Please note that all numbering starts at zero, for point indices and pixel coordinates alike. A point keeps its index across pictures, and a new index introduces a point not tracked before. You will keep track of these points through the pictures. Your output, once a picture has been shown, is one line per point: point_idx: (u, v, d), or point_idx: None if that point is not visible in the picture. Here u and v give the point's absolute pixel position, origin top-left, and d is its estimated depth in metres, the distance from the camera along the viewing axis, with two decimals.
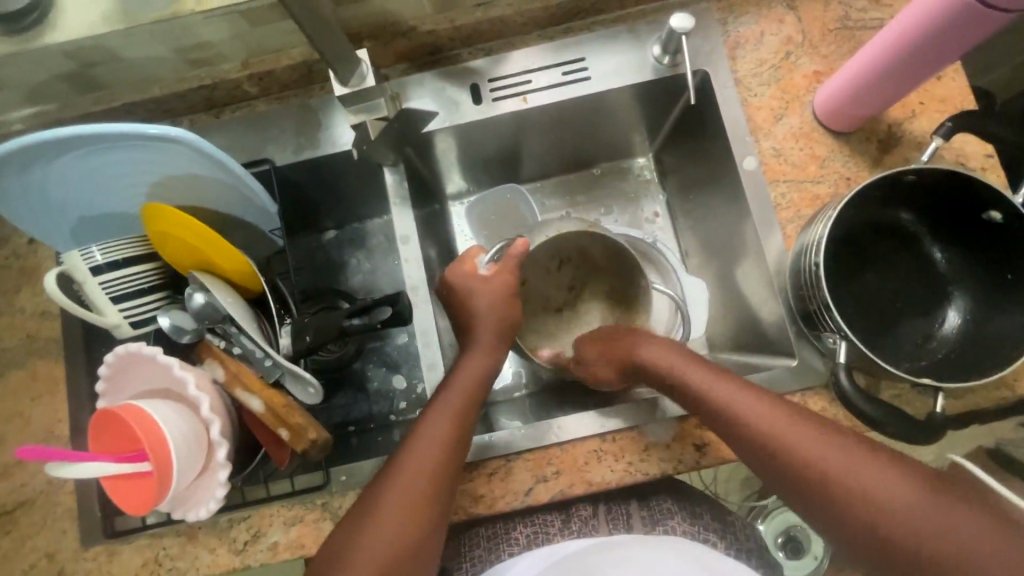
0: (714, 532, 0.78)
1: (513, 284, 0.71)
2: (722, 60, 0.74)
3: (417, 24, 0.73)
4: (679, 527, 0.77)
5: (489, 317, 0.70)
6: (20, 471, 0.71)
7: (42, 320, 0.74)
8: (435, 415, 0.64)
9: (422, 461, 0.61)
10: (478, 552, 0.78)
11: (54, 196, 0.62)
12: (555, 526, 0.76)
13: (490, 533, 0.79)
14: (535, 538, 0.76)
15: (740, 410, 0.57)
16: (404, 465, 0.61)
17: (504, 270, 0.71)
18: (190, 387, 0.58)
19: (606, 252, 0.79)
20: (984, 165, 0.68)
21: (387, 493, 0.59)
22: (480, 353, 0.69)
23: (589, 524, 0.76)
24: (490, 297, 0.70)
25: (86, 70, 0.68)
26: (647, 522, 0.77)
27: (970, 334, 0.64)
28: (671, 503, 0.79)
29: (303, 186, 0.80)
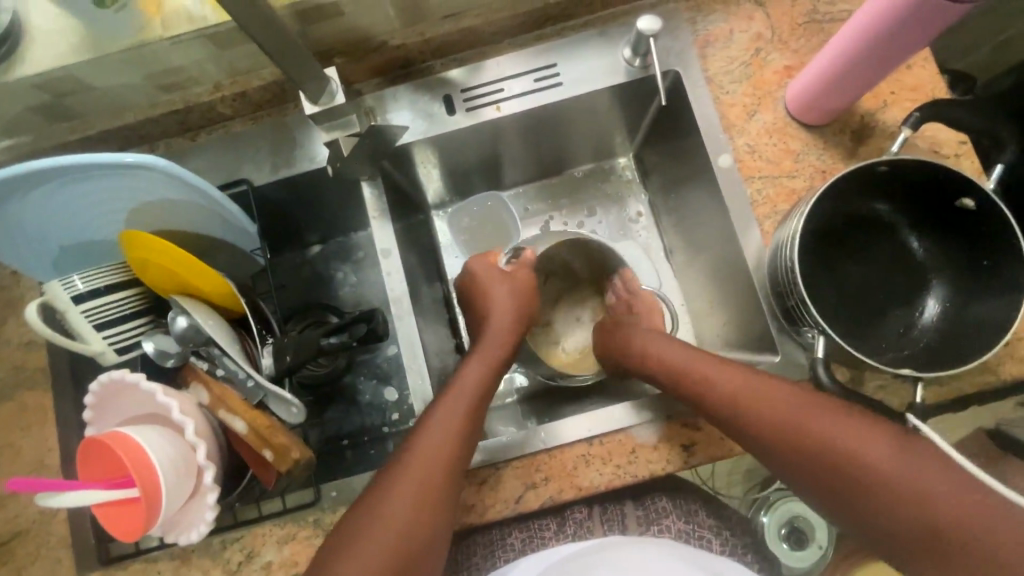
0: (708, 529, 0.80)
1: (531, 278, 0.79)
2: (693, 60, 0.74)
3: (387, 38, 0.73)
4: (673, 525, 0.79)
5: (501, 316, 0.75)
6: (12, 502, 0.71)
7: (28, 349, 0.74)
8: (443, 413, 0.65)
9: (433, 458, 0.61)
10: (475, 560, 0.78)
11: (32, 228, 0.63)
12: (550, 530, 0.77)
13: (486, 540, 0.79)
14: (530, 543, 0.77)
15: (740, 388, 0.61)
16: (409, 466, 0.62)
17: (521, 267, 0.80)
18: (175, 412, 0.58)
19: (589, 264, 0.86)
20: (958, 151, 0.68)
21: (396, 491, 0.60)
22: (497, 341, 0.73)
23: (584, 526, 0.76)
24: (505, 295, 0.76)
25: (59, 101, 0.69)
26: (642, 522, 0.78)
27: (950, 322, 0.64)
28: (666, 502, 0.80)
29: (283, 204, 0.80)
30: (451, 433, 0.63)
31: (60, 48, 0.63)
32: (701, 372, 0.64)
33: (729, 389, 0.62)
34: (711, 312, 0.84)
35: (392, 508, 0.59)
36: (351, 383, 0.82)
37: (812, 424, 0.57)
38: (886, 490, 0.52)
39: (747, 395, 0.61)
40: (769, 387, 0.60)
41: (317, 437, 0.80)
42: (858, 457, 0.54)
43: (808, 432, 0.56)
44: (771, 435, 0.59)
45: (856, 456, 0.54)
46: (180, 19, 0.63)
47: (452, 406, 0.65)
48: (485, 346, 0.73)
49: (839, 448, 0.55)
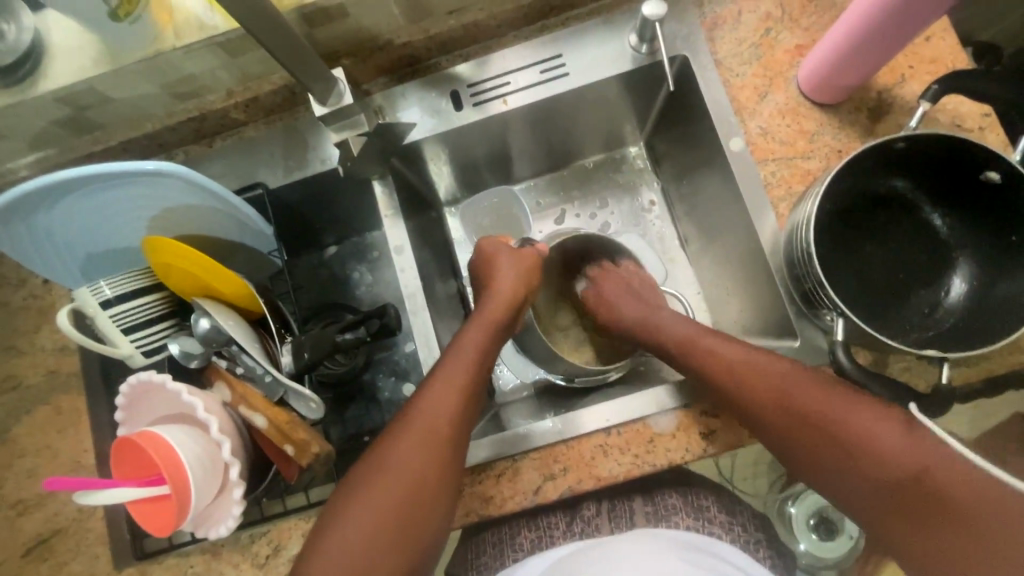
0: (720, 525, 0.76)
1: (535, 257, 0.79)
2: (701, 44, 0.73)
3: (393, 37, 0.74)
4: (683, 522, 0.75)
5: (492, 307, 0.73)
6: (52, 501, 0.74)
7: (62, 354, 0.77)
8: (438, 384, 0.64)
9: (428, 433, 0.62)
10: (484, 558, 0.79)
11: (60, 237, 0.65)
12: (559, 528, 0.77)
13: (496, 538, 0.80)
14: (539, 542, 0.77)
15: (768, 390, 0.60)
16: (398, 449, 0.61)
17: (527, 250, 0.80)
18: (199, 411, 0.60)
19: (594, 255, 0.88)
20: (981, 124, 0.66)
21: (388, 468, 0.60)
22: (488, 317, 0.72)
23: (592, 524, 0.76)
24: (505, 295, 0.74)
25: (81, 113, 0.71)
26: (650, 518, 0.76)
27: (977, 301, 0.62)
28: (675, 498, 0.78)
29: (298, 206, 0.82)
30: (448, 400, 0.63)
31: (79, 62, 0.65)
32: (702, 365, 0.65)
33: (742, 385, 0.61)
34: (729, 298, 0.83)
35: (382, 488, 0.59)
36: (371, 379, 0.84)
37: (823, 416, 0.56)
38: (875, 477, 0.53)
39: (759, 384, 0.60)
40: (782, 381, 0.59)
41: (339, 434, 0.81)
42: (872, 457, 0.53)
43: (817, 427, 0.56)
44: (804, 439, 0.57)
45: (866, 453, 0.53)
46: (191, 28, 0.65)
47: (446, 377, 0.65)
48: (485, 310, 0.73)
49: (852, 445, 0.54)
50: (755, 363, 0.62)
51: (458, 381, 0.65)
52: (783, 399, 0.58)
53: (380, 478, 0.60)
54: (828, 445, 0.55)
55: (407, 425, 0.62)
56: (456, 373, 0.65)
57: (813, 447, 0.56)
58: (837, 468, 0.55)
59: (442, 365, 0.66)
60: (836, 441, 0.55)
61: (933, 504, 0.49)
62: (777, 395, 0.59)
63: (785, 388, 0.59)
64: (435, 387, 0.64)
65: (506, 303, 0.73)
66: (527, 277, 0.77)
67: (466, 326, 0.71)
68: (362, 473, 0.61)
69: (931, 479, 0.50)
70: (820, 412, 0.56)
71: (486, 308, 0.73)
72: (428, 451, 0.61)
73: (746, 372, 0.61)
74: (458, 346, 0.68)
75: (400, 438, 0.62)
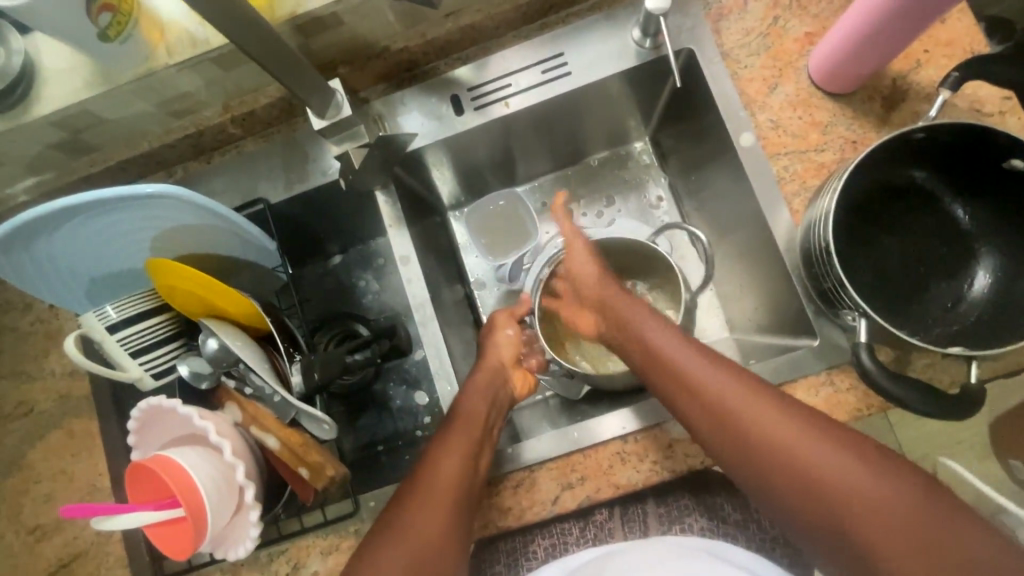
0: (734, 526, 0.77)
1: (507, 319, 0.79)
2: (706, 36, 0.71)
3: (389, 43, 0.72)
4: (696, 524, 0.77)
5: (484, 369, 0.72)
6: (70, 525, 0.74)
7: (72, 378, 0.77)
8: (454, 437, 0.64)
9: (433, 493, 0.60)
10: (499, 567, 0.80)
11: (63, 262, 0.64)
12: (572, 534, 0.78)
13: (509, 547, 0.80)
14: (554, 548, 0.78)
15: (760, 413, 0.55)
16: (407, 509, 0.59)
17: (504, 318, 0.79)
18: (212, 434, 0.59)
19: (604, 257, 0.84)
20: (1002, 108, 0.63)
21: (409, 516, 0.59)
22: (486, 370, 0.72)
23: (605, 529, 0.78)
24: (491, 365, 0.73)
25: (77, 136, 0.70)
26: (663, 520, 0.77)
27: (1002, 295, 0.60)
28: (688, 499, 0.78)
29: (300, 219, 0.80)
30: (460, 453, 0.63)
31: (72, 85, 0.64)
32: (697, 377, 0.60)
33: (739, 413, 0.56)
34: (743, 294, 0.81)
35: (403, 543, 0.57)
36: (382, 389, 0.83)
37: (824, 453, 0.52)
38: (866, 513, 0.48)
39: (720, 389, 0.58)
40: (739, 389, 0.58)
41: (352, 444, 0.81)
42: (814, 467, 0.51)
43: (817, 464, 0.51)
44: (792, 470, 0.52)
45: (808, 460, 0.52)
46: (184, 44, 0.63)
47: (456, 437, 0.64)
48: (488, 360, 0.74)
49: (799, 452, 0.52)
50: (702, 367, 0.60)
51: (474, 423, 0.66)
52: (734, 402, 0.57)
53: (399, 527, 0.58)
54: (790, 461, 0.53)
55: (416, 482, 0.62)
56: (464, 433, 0.64)
57: (781, 463, 0.53)
58: (776, 477, 0.53)
59: (453, 419, 0.66)
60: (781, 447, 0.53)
61: (894, 529, 0.47)
62: (726, 395, 0.58)
63: (750, 399, 0.57)
64: (449, 438, 0.64)
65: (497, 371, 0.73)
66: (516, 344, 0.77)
67: (471, 377, 0.71)
68: (371, 543, 0.58)
69: (882, 494, 0.48)
70: (779, 418, 0.55)
71: (491, 354, 0.75)
72: (440, 510, 0.59)
73: (691, 372, 0.61)
74: (462, 399, 0.68)
75: (412, 497, 0.61)
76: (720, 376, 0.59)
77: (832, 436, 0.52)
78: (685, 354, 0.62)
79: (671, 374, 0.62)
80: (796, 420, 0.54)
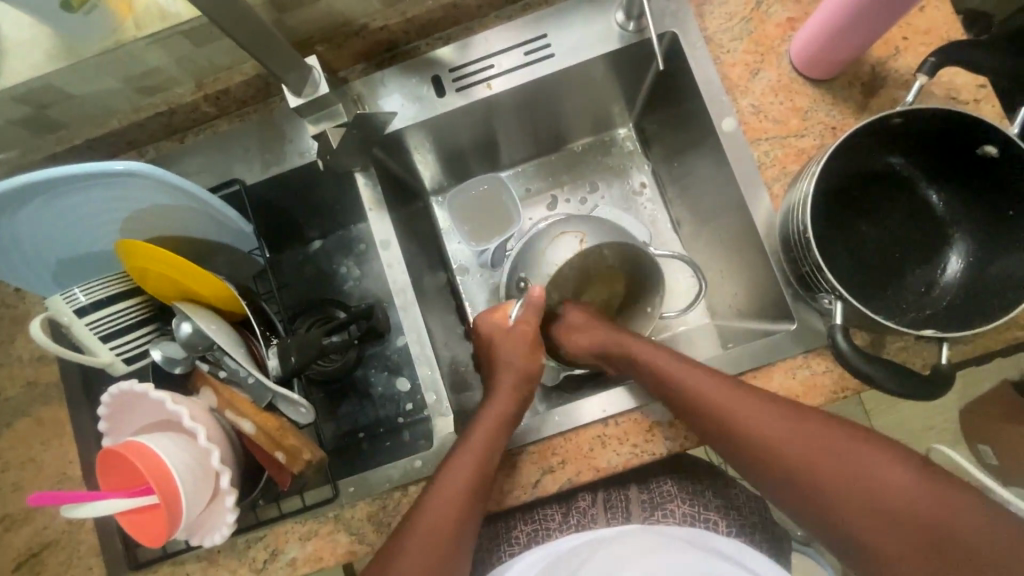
0: (716, 511, 0.78)
1: (527, 333, 0.73)
2: (690, 19, 0.70)
3: (368, 20, 0.71)
4: (677, 511, 0.77)
5: (503, 390, 0.70)
6: (41, 514, 0.72)
7: (40, 364, 0.74)
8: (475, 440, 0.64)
9: (434, 533, 0.61)
10: (482, 553, 0.80)
11: (28, 243, 0.62)
12: (555, 520, 0.79)
13: (493, 532, 0.81)
14: (536, 534, 0.78)
15: (770, 428, 0.60)
16: (405, 553, 0.60)
17: (524, 322, 0.73)
18: (186, 419, 0.58)
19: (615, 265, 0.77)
20: (976, 96, 0.64)
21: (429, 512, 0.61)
22: (510, 381, 0.71)
23: (587, 515, 0.78)
24: (513, 376, 0.72)
25: (41, 112, 0.67)
26: (646, 507, 0.77)
27: (974, 278, 0.61)
28: (670, 485, 0.79)
29: (277, 202, 0.79)
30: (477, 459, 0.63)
31: (33, 58, 0.61)
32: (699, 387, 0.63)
33: (754, 431, 0.60)
34: (723, 281, 0.82)
35: (421, 539, 0.60)
36: (363, 375, 0.82)
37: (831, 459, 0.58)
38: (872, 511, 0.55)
39: (738, 410, 0.61)
40: (753, 402, 0.61)
41: (333, 431, 0.80)
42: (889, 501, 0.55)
43: (831, 469, 0.57)
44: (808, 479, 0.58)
45: (881, 493, 0.55)
46: (152, 17, 0.61)
47: (454, 469, 0.63)
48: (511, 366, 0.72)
49: (823, 469, 0.57)
50: (759, 409, 0.61)
51: (494, 424, 0.66)
52: (808, 450, 0.58)
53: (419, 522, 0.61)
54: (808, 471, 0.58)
55: (416, 518, 0.61)
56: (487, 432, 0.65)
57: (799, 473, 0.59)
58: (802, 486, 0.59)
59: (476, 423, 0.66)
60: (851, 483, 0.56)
61: (897, 523, 0.54)
62: (741, 413, 0.61)
63: (758, 410, 0.61)
64: (470, 439, 0.64)
65: (519, 380, 0.72)
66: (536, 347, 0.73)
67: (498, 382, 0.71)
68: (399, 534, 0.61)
69: (885, 492, 0.55)
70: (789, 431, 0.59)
71: (508, 359, 0.72)
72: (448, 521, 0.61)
73: (754, 416, 0.61)
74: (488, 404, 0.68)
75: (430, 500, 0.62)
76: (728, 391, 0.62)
77: (836, 441, 0.58)
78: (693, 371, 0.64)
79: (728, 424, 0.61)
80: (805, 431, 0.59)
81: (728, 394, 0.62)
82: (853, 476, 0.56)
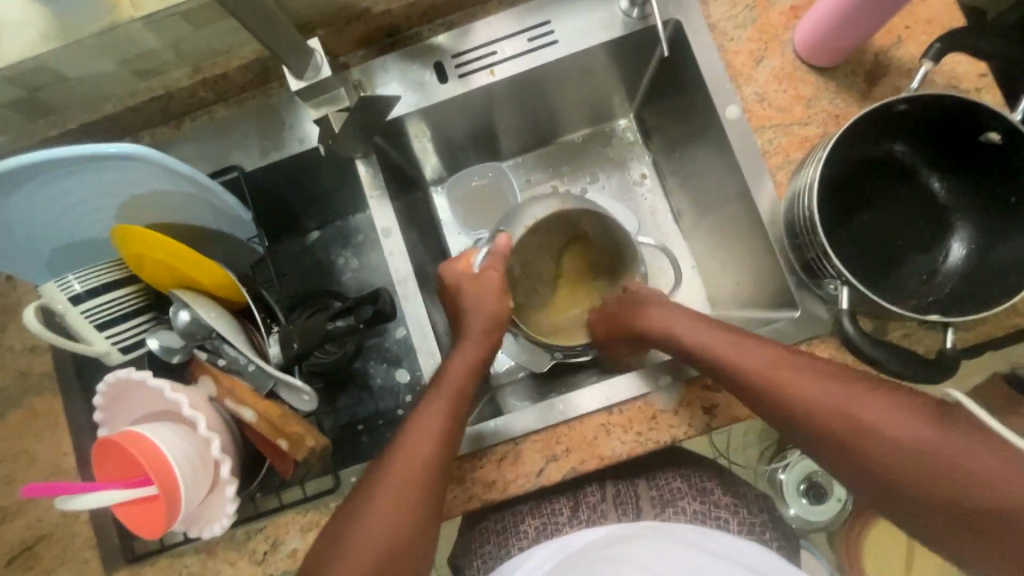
0: (726, 509, 0.78)
1: (500, 279, 0.71)
2: (694, 6, 0.70)
3: (370, 5, 0.69)
4: (688, 507, 0.77)
5: (471, 340, 0.69)
6: (33, 507, 0.70)
7: (32, 354, 0.73)
8: (431, 403, 0.63)
9: (398, 491, 0.59)
10: (489, 547, 0.79)
11: (21, 228, 0.60)
12: (564, 514, 0.77)
13: (499, 527, 0.80)
14: (545, 529, 0.77)
15: (786, 382, 0.58)
16: (370, 510, 0.59)
17: (493, 267, 0.71)
18: (185, 408, 0.57)
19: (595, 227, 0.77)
20: (978, 85, 0.65)
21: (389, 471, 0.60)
22: (473, 337, 0.69)
23: (597, 510, 0.77)
24: (482, 320, 0.70)
25: (34, 95, 0.66)
26: (656, 504, 0.77)
27: (976, 264, 0.61)
28: (680, 482, 0.79)
29: (276, 190, 0.77)
30: (437, 421, 0.62)
31: (26, 37, 0.60)
32: (707, 340, 0.64)
33: (778, 392, 0.58)
34: (724, 271, 0.82)
35: (386, 499, 0.59)
36: (362, 366, 0.81)
37: (857, 414, 0.55)
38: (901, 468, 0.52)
39: (751, 363, 0.60)
40: (770, 358, 0.60)
41: (332, 422, 0.79)
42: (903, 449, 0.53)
43: (855, 427, 0.55)
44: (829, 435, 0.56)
45: (897, 441, 0.53)
46: None
47: (428, 416, 0.63)
48: (473, 320, 0.70)
49: (852, 431, 0.55)
50: (779, 365, 0.59)
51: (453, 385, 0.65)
52: (833, 409, 0.56)
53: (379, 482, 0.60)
54: (835, 427, 0.56)
55: (388, 465, 0.61)
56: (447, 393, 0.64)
57: (826, 426, 0.56)
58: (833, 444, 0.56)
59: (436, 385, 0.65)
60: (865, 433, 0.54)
61: (928, 482, 0.51)
62: (762, 371, 0.60)
63: (784, 369, 0.59)
64: (430, 399, 0.64)
65: (488, 327, 0.70)
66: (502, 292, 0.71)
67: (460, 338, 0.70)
68: (362, 495, 0.60)
69: (914, 447, 0.52)
70: (802, 394, 0.57)
71: (472, 309, 0.70)
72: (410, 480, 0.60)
73: (774, 376, 0.59)
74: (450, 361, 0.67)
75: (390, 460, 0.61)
76: (745, 350, 0.61)
77: (861, 396, 0.55)
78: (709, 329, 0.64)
79: (747, 383, 0.60)
80: (825, 385, 0.57)
81: (753, 361, 0.60)
82: (876, 433, 0.54)
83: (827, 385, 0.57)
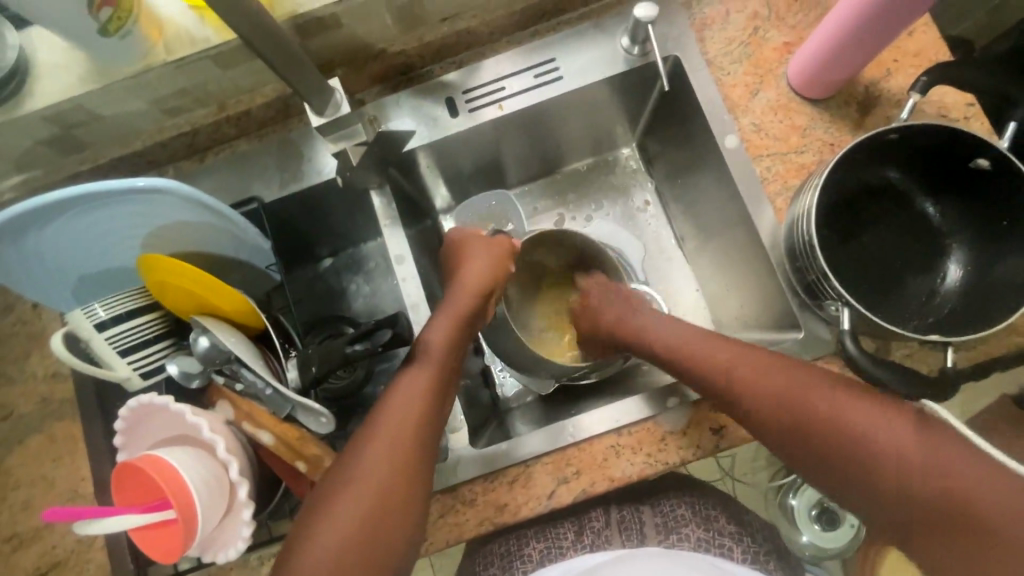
0: (731, 537, 0.77)
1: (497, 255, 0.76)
2: (691, 43, 0.74)
3: (386, 46, 0.74)
4: (693, 535, 0.77)
5: (443, 320, 0.69)
6: (49, 533, 0.71)
7: (54, 381, 0.75)
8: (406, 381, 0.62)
9: (375, 475, 0.56)
10: (493, 570, 0.79)
11: (52, 259, 0.63)
12: (568, 539, 0.77)
13: (504, 550, 0.79)
14: (548, 553, 0.77)
15: (753, 377, 0.60)
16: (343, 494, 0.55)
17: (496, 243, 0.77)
18: (205, 431, 0.59)
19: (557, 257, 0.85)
20: (966, 114, 0.68)
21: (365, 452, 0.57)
22: (448, 314, 0.69)
23: (601, 536, 0.76)
24: (461, 299, 0.70)
25: (69, 132, 0.69)
26: (660, 530, 0.77)
27: (974, 284, 0.63)
28: (685, 509, 0.79)
29: (293, 220, 0.80)
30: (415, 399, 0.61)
31: (68, 80, 0.64)
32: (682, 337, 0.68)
33: (747, 385, 0.60)
34: (727, 294, 0.84)
35: (359, 484, 0.55)
36: (373, 392, 0.83)
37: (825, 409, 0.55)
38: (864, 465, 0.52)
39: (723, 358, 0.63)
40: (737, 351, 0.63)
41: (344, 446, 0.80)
42: (875, 449, 0.52)
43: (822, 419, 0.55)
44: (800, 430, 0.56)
45: (870, 441, 0.52)
46: (181, 42, 0.64)
47: (413, 372, 0.63)
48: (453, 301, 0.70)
49: (819, 420, 0.55)
50: (748, 361, 0.61)
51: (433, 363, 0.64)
52: (802, 402, 0.56)
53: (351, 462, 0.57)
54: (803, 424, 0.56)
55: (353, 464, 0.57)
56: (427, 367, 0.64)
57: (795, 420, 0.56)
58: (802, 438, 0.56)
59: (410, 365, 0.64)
60: (833, 427, 0.54)
61: (889, 479, 0.51)
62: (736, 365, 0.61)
63: (752, 366, 0.61)
64: (410, 371, 0.64)
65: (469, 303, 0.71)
66: (497, 261, 0.75)
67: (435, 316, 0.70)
68: (331, 483, 0.56)
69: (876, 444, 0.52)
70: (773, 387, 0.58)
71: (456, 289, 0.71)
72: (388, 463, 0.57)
73: (748, 374, 0.60)
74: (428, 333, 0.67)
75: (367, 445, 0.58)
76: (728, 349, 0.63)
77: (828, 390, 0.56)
78: (684, 329, 0.69)
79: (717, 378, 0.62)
80: (799, 386, 0.57)
81: (720, 356, 0.63)
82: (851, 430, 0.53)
83: (795, 380, 0.58)
